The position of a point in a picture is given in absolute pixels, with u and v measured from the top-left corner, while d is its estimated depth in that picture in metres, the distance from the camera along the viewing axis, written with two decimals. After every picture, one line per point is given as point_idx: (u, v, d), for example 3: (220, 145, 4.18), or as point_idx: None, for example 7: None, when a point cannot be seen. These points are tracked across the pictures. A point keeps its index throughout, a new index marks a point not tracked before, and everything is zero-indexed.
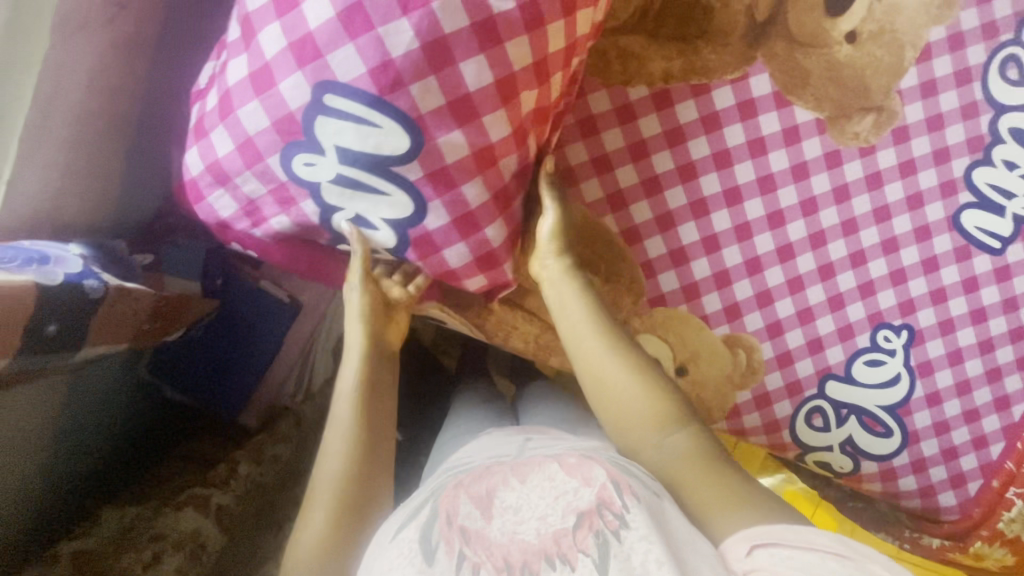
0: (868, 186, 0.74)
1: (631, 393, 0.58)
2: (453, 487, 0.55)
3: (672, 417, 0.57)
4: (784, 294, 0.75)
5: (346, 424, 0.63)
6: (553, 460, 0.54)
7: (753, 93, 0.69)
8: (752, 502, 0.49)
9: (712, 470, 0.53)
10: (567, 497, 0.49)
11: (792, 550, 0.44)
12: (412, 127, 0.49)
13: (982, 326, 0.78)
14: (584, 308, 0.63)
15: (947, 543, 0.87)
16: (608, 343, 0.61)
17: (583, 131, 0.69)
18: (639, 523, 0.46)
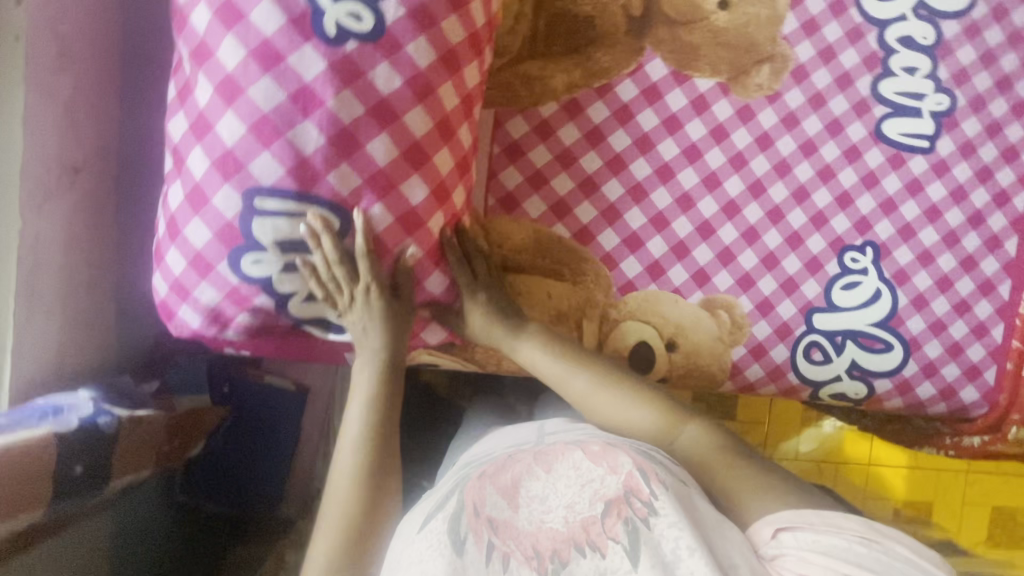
0: (787, 127, 0.78)
1: (643, 421, 0.66)
2: (476, 478, 0.59)
3: (688, 431, 0.64)
4: (743, 247, 0.79)
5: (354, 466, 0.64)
6: (576, 447, 0.58)
7: (652, 79, 0.74)
8: (768, 488, 0.58)
9: (737, 461, 0.61)
10: (595, 486, 0.54)
11: (817, 533, 0.53)
12: (339, 210, 0.54)
13: (940, 222, 0.82)
14: (567, 366, 0.69)
15: (987, 437, 0.87)
16: (602, 389, 0.68)
17: (510, 157, 0.73)
18: (667, 510, 0.51)
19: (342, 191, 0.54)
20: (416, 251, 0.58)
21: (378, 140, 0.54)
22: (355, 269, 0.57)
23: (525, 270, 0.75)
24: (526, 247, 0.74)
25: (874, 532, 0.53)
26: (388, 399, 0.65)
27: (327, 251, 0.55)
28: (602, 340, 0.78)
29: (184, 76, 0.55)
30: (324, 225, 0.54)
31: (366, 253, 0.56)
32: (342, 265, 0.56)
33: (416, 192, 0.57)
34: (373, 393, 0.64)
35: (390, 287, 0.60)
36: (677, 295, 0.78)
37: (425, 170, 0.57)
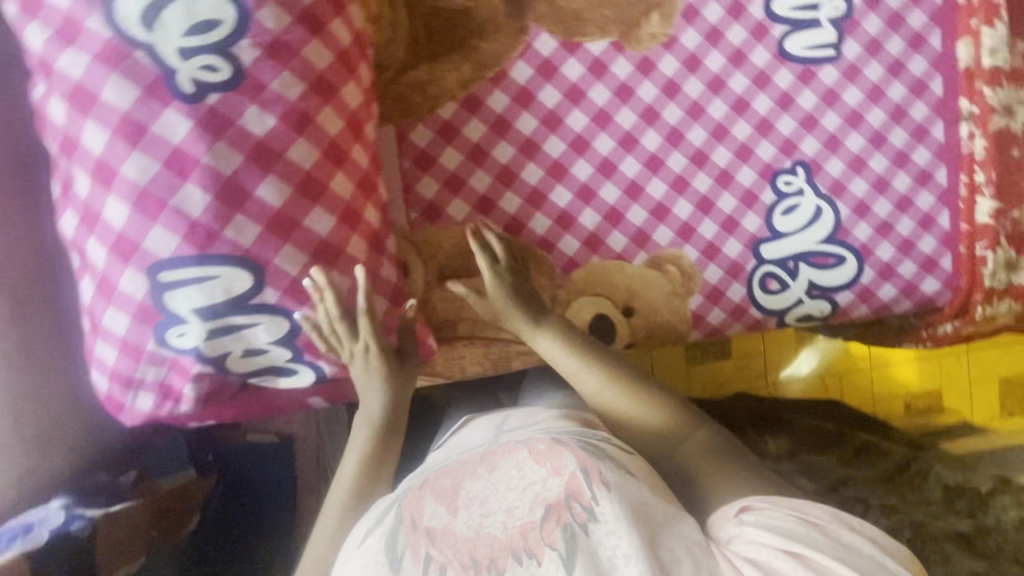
0: (690, 69, 0.77)
1: (643, 417, 0.69)
2: (418, 488, 0.59)
3: (685, 428, 0.68)
4: (675, 198, 0.78)
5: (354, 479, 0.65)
6: (522, 448, 0.58)
7: (544, 55, 0.73)
8: (744, 482, 0.62)
9: (724, 458, 0.65)
10: (535, 489, 0.54)
11: (774, 515, 0.55)
12: (246, 262, 0.53)
13: (864, 126, 0.81)
14: (579, 359, 0.70)
15: (957, 323, 0.88)
16: (610, 384, 0.70)
17: (422, 167, 0.72)
18: (606, 516, 0.51)
19: (247, 248, 0.53)
20: (341, 287, 0.58)
21: (270, 189, 0.53)
22: (356, 328, 0.60)
23: (465, 274, 0.73)
24: (461, 251, 0.73)
25: (835, 522, 0.54)
26: (380, 447, 0.66)
27: (331, 313, 0.57)
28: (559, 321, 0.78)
29: (61, 171, 0.53)
30: (324, 288, 0.57)
31: (367, 313, 0.59)
32: (344, 320, 0.58)
33: (322, 226, 0.57)
34: (369, 446, 0.66)
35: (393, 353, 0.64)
36: (622, 261, 0.78)
37: (325, 204, 0.57)
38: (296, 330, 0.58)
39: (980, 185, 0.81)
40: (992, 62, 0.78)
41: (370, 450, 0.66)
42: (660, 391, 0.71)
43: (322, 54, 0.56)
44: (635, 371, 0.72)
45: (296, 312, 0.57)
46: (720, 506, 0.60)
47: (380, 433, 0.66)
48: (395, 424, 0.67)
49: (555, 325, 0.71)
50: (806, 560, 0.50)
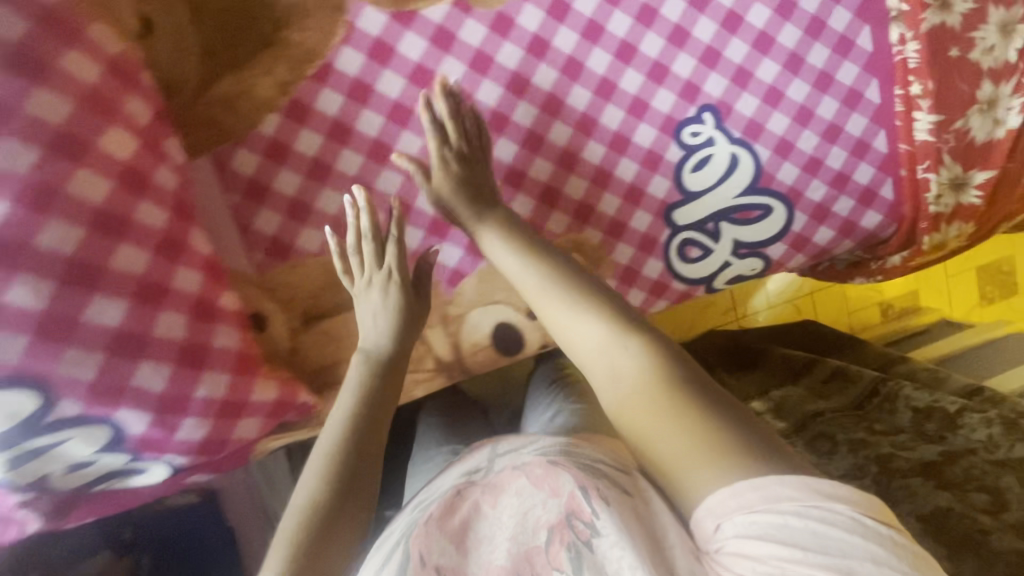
0: (558, 18, 0.64)
1: (584, 340, 0.55)
2: (423, 523, 0.55)
3: (642, 359, 0.52)
4: (565, 176, 0.68)
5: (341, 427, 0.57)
6: (520, 474, 0.56)
7: (372, 34, 0.60)
8: (713, 436, 0.47)
9: (677, 412, 0.49)
10: (536, 512, 0.52)
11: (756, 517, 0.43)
12: (23, 380, 0.44)
13: (775, 50, 0.69)
14: (520, 255, 0.60)
15: (906, 254, 0.79)
16: (556, 288, 0.57)
17: (255, 199, 0.60)
18: (608, 529, 0.47)
19: (16, 365, 0.43)
20: (160, 375, 0.50)
21: (22, 291, 0.43)
22: (382, 252, 0.61)
23: (337, 310, 0.64)
24: (323, 289, 0.63)
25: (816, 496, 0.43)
26: (380, 384, 0.60)
27: (362, 233, 0.60)
28: (457, 340, 0.69)
29: None
30: (359, 207, 0.59)
31: (395, 237, 0.62)
32: (370, 240, 0.61)
33: (112, 315, 0.47)
34: (361, 384, 0.60)
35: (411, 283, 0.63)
36: None
37: (108, 289, 0.47)
38: (120, 436, 0.50)
39: (916, 98, 0.70)
40: None
41: (365, 388, 0.60)
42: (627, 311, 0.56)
43: (55, 107, 0.45)
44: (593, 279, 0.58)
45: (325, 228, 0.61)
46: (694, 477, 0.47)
47: (382, 371, 0.61)
48: (401, 364, 0.62)
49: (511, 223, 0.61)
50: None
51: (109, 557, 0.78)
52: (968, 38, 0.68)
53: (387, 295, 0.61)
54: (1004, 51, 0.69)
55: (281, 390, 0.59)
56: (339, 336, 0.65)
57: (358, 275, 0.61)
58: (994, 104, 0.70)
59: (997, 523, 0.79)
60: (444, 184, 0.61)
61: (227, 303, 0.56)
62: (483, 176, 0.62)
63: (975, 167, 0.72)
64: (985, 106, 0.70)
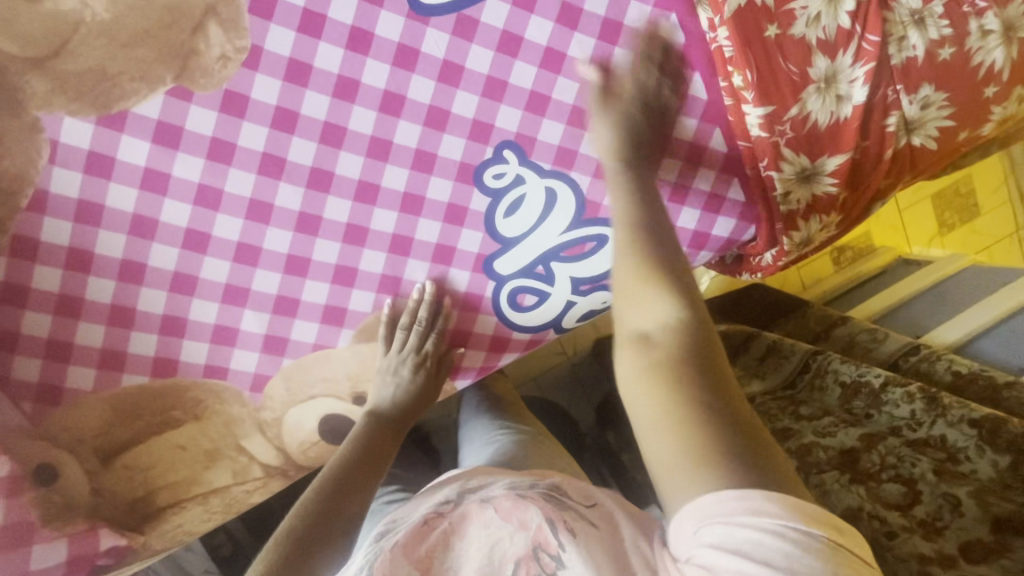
0: (300, 83, 0.56)
1: (672, 346, 0.46)
2: (389, 550, 0.56)
3: (706, 359, 0.45)
4: (357, 252, 0.61)
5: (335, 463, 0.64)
6: (488, 507, 0.57)
7: (84, 147, 0.53)
8: (681, 421, 0.42)
9: (685, 428, 0.42)
10: (506, 545, 0.53)
11: (744, 531, 0.38)
12: None
13: (570, 66, 0.60)
14: (614, 176, 0.56)
15: (774, 253, 0.70)
16: (640, 273, 0.50)
17: (6, 348, 0.55)
18: (574, 562, 0.49)
19: None
20: None
21: None
22: (420, 341, 0.66)
23: (133, 443, 0.60)
24: (112, 424, 0.59)
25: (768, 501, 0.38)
26: (375, 439, 0.67)
27: (417, 317, 0.65)
28: (282, 444, 0.65)
29: None
30: (425, 295, 0.64)
31: (439, 330, 0.67)
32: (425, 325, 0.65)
33: None
34: (362, 437, 0.67)
35: (436, 364, 0.69)
36: (325, 349, 0.63)
37: None
38: None
39: (740, 90, 0.60)
40: None
41: (361, 441, 0.66)
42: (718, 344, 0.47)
43: None
44: (679, 260, 0.51)
45: (386, 301, 0.64)
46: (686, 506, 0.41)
47: (385, 425, 0.68)
48: (400, 424, 0.69)
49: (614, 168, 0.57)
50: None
51: None
52: (785, 13, 0.59)
53: (416, 374, 0.68)
54: (832, 19, 0.60)
55: (72, 546, 0.59)
56: (143, 467, 0.60)
57: (397, 349, 0.66)
58: (833, 79, 0.61)
59: (904, 522, 0.77)
60: (602, 131, 0.58)
61: None
62: (639, 127, 0.57)
63: (825, 154, 0.63)
64: (822, 84, 0.61)
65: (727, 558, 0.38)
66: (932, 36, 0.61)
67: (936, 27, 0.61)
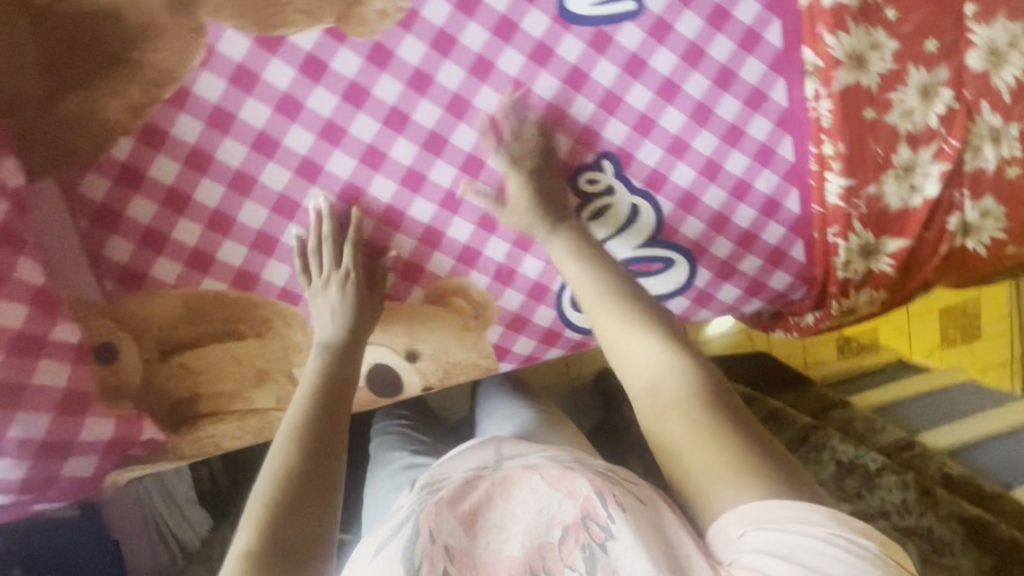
0: (442, 52, 0.60)
1: (656, 367, 0.58)
2: (434, 502, 0.57)
3: (687, 373, 0.58)
4: (448, 218, 0.65)
5: (302, 405, 0.59)
6: (534, 472, 0.58)
7: (235, 59, 0.56)
8: (719, 440, 0.53)
9: (710, 432, 0.53)
10: (552, 511, 0.54)
11: (779, 533, 0.47)
12: None
13: (682, 98, 0.65)
14: (578, 257, 0.64)
15: (818, 314, 0.75)
16: (633, 326, 0.60)
17: (106, 225, 0.57)
18: (623, 534, 0.50)
19: None
20: None
21: None
22: (339, 253, 0.63)
23: (193, 345, 0.61)
24: (180, 322, 0.61)
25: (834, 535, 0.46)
26: (335, 370, 0.62)
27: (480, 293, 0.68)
28: None
29: None
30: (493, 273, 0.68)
31: (352, 240, 0.63)
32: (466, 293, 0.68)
33: None
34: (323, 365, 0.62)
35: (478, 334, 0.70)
36: (396, 301, 0.67)
37: None
38: None
39: (828, 159, 0.66)
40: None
41: (324, 372, 0.61)
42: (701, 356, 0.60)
43: None
44: (657, 308, 0.62)
45: (291, 230, 0.61)
46: (737, 505, 0.50)
47: (335, 348, 0.63)
48: (357, 346, 0.63)
49: (567, 236, 0.65)
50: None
51: None
52: (885, 99, 0.64)
53: (343, 293, 0.62)
54: (924, 115, 0.65)
55: (117, 428, 0.59)
56: (197, 370, 0.62)
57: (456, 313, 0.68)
58: (911, 170, 0.67)
59: None
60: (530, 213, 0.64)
61: (60, 336, 0.56)
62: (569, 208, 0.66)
63: (888, 235, 0.68)
64: (901, 171, 0.66)
65: (770, 556, 0.46)
66: (1004, 153, 0.67)
67: (1009, 146, 0.67)
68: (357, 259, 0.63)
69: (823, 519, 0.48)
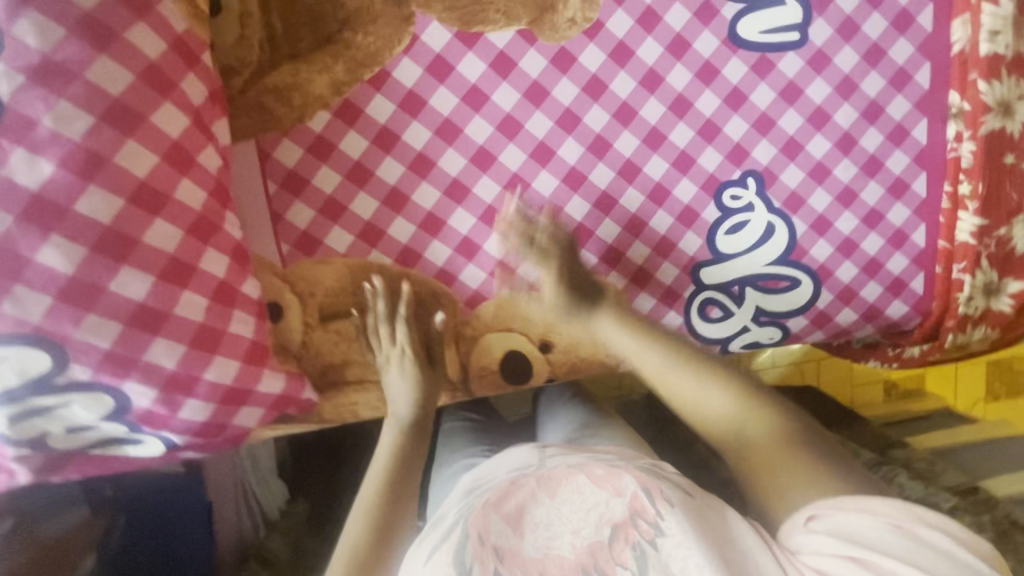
0: (619, 62, 0.63)
1: (723, 414, 0.65)
2: (481, 505, 0.60)
3: (753, 416, 0.64)
4: (600, 219, 0.68)
5: (389, 451, 0.70)
6: (578, 472, 0.60)
7: (435, 49, 0.60)
8: (810, 469, 0.60)
9: (794, 452, 0.61)
10: (600, 510, 0.55)
11: (842, 516, 0.54)
12: (42, 341, 0.45)
13: (830, 127, 0.68)
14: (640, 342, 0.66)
15: (926, 347, 0.77)
16: (697, 375, 0.66)
17: (293, 191, 0.61)
18: (673, 530, 0.52)
19: (37, 324, 0.44)
20: (172, 355, 0.50)
21: (55, 256, 0.44)
22: (393, 332, 0.65)
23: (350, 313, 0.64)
24: (344, 290, 0.64)
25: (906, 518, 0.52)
26: (410, 447, 0.70)
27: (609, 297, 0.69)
28: (466, 363, 0.69)
29: None
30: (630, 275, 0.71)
31: (406, 296, 0.64)
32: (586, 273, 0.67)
33: (136, 289, 0.48)
34: (398, 442, 0.70)
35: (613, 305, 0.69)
36: (538, 292, 0.68)
37: (136, 261, 0.48)
38: (125, 406, 0.50)
39: (963, 198, 0.69)
40: (990, 48, 0.65)
41: (397, 449, 0.70)
42: (760, 392, 0.66)
43: (116, 77, 0.46)
44: (718, 362, 0.67)
45: (352, 310, 0.64)
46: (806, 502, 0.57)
47: (411, 431, 0.70)
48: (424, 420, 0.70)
49: (618, 316, 0.67)
50: (869, 563, 0.50)
51: (86, 513, 0.76)
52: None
53: (403, 367, 0.65)
54: None
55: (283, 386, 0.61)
56: (350, 337, 0.65)
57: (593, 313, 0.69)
58: None
59: None
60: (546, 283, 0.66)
61: None
62: (591, 281, 0.67)
63: (1010, 276, 0.71)
64: None
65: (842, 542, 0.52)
66: None
67: None
68: (412, 334, 0.65)
69: (884, 499, 0.54)
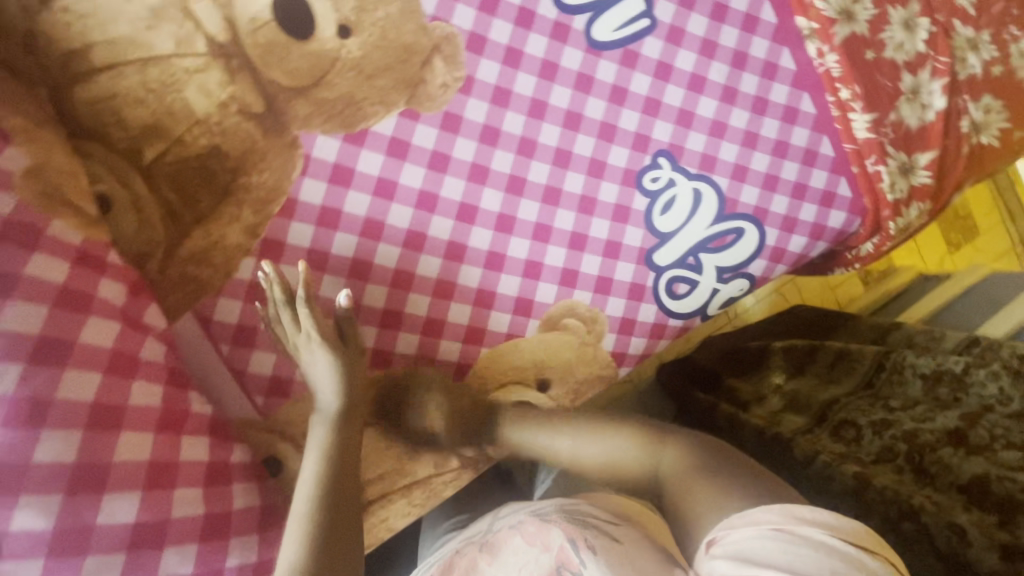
0: (502, 105, 0.66)
1: (616, 458, 0.63)
2: None
3: (657, 453, 0.60)
4: (543, 249, 0.69)
5: (318, 462, 0.57)
6: (515, 533, 0.60)
7: (330, 160, 0.61)
8: (726, 488, 0.51)
9: (701, 478, 0.54)
10: (530, 568, 0.55)
11: (741, 534, 0.45)
12: None
13: (710, 87, 0.72)
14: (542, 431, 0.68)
15: (876, 240, 0.82)
16: (599, 440, 0.65)
17: (246, 344, 0.60)
18: None
19: None
20: (186, 559, 0.50)
21: (32, 516, 0.43)
22: (296, 315, 0.57)
23: None
24: None
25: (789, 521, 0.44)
26: (341, 441, 0.58)
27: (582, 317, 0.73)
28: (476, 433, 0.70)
29: None
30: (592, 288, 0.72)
31: (304, 300, 0.56)
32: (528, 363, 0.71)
33: (126, 512, 0.47)
34: (327, 440, 0.58)
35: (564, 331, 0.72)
36: (516, 338, 0.71)
37: (117, 485, 0.47)
38: None
39: (847, 102, 0.74)
40: None
41: (328, 446, 0.58)
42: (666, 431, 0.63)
43: (30, 317, 0.45)
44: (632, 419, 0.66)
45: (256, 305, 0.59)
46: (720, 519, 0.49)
47: (339, 426, 0.59)
48: (356, 410, 0.60)
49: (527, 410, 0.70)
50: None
51: None
52: (877, 40, 0.73)
53: (314, 353, 0.58)
54: (912, 44, 0.74)
55: None
56: None
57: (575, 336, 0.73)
58: (918, 91, 0.75)
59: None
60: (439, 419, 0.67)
61: (239, 458, 0.58)
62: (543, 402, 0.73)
63: (917, 151, 0.76)
64: (910, 95, 0.75)
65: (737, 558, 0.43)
66: (985, 57, 0.77)
67: (987, 50, 0.76)
68: (317, 320, 0.57)
69: (771, 505, 0.46)
